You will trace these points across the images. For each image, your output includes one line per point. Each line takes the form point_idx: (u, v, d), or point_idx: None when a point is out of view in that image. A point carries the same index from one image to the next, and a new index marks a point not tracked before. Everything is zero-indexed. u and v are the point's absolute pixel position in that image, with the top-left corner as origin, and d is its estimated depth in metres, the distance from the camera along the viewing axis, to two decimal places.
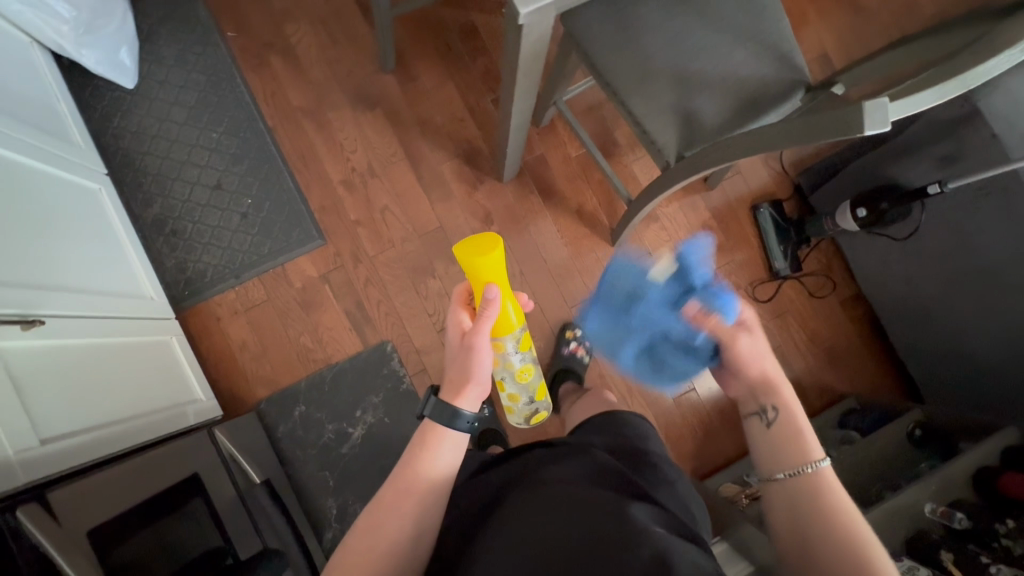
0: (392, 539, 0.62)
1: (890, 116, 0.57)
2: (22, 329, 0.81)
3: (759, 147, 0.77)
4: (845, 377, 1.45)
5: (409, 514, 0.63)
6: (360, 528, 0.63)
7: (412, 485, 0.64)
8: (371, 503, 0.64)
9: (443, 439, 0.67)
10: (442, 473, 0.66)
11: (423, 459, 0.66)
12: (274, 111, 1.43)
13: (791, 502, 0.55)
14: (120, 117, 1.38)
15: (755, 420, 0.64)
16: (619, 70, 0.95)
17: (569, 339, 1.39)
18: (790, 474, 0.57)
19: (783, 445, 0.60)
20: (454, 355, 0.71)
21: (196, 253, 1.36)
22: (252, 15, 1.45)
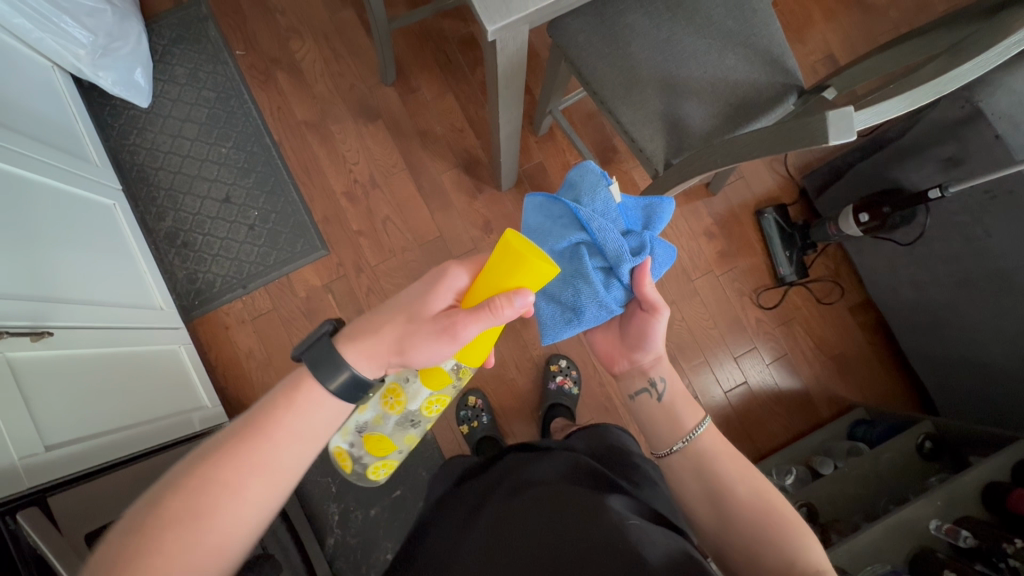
0: (218, 528, 0.52)
1: (856, 125, 0.56)
2: (31, 341, 0.85)
3: (737, 155, 0.76)
4: (854, 386, 1.41)
5: (252, 498, 0.54)
6: (170, 513, 0.51)
7: (262, 461, 0.55)
8: (195, 478, 0.53)
9: (308, 410, 0.58)
10: (301, 447, 0.57)
11: (279, 432, 0.56)
12: (280, 124, 1.47)
13: (695, 469, 0.64)
14: (136, 135, 1.45)
15: (644, 393, 0.74)
16: (606, 79, 0.94)
17: (555, 373, 1.39)
18: (682, 443, 0.66)
19: (671, 416, 0.69)
20: (399, 311, 0.62)
21: (206, 264, 1.41)
22: (259, 33, 1.50)
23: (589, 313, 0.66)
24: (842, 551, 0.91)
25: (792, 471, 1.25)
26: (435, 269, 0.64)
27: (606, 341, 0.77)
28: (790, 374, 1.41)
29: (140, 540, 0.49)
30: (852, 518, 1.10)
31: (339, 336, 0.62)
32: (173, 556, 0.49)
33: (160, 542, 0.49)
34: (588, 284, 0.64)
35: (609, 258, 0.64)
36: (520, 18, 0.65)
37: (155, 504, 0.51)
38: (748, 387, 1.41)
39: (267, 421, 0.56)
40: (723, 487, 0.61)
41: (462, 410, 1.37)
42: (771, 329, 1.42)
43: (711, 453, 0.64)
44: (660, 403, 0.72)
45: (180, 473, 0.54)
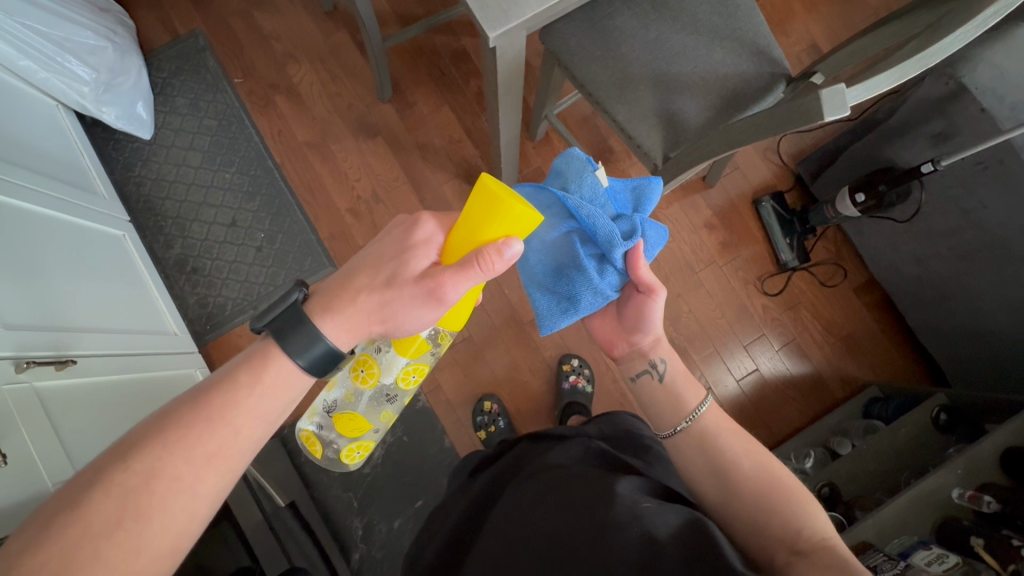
0: (167, 527, 0.49)
1: (849, 100, 0.58)
2: (56, 369, 0.87)
3: (734, 141, 0.78)
4: (865, 365, 1.43)
5: (205, 492, 0.51)
6: (107, 513, 0.47)
7: (216, 453, 0.52)
8: (139, 474, 0.49)
9: (268, 396, 0.56)
10: (255, 429, 0.55)
11: (235, 422, 0.54)
12: (281, 147, 1.50)
13: (701, 446, 0.65)
14: (141, 166, 1.47)
15: (645, 375, 0.74)
16: (601, 80, 0.97)
17: (568, 373, 1.40)
18: (687, 422, 0.67)
19: (673, 397, 0.70)
20: (373, 271, 0.62)
21: (216, 288, 1.43)
22: (256, 60, 1.54)
23: (585, 300, 0.69)
24: (866, 526, 0.92)
25: (810, 454, 1.28)
26: (404, 221, 0.63)
27: (604, 326, 0.78)
28: (800, 358, 1.43)
29: (75, 546, 0.45)
30: (873, 493, 1.12)
31: (312, 306, 0.61)
32: (116, 555, 0.46)
33: (104, 545, 0.46)
34: (582, 272, 0.67)
35: (603, 242, 0.64)
36: (519, 24, 0.67)
37: (88, 506, 0.47)
38: (760, 375, 1.42)
39: (221, 411, 0.53)
40: (727, 461, 0.63)
41: (478, 416, 1.38)
42: (777, 315, 1.44)
43: (713, 430, 0.65)
44: (661, 383, 0.72)
45: (115, 469, 0.49)
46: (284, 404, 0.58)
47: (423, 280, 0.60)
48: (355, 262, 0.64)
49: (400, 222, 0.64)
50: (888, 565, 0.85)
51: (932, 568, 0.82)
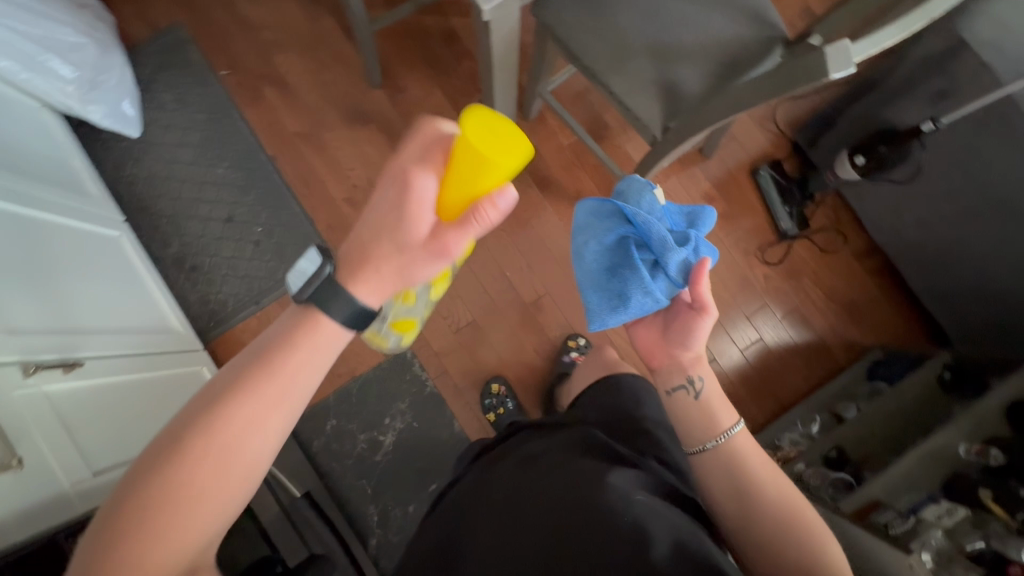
0: (243, 469, 0.50)
1: (854, 57, 0.57)
2: (64, 372, 0.87)
3: (735, 107, 0.77)
4: (868, 329, 1.44)
5: (257, 462, 0.50)
6: (195, 450, 0.48)
7: (282, 395, 0.51)
8: (192, 448, 0.48)
9: (309, 358, 0.53)
10: (317, 367, 0.54)
11: (295, 367, 0.52)
12: (273, 139, 1.48)
13: (727, 466, 0.67)
14: (131, 165, 1.45)
15: (681, 391, 0.76)
16: (596, 52, 0.96)
17: (570, 349, 1.40)
18: (716, 443, 0.69)
19: (708, 416, 0.72)
20: (382, 236, 0.55)
21: (217, 285, 1.42)
22: (241, 51, 1.51)
23: (635, 299, 0.76)
24: (875, 485, 0.93)
25: (816, 419, 1.32)
26: (395, 178, 0.55)
27: (647, 337, 0.82)
28: (803, 326, 1.44)
29: (172, 479, 0.47)
30: (877, 452, 1.13)
31: (337, 269, 0.55)
32: (208, 486, 0.48)
33: (167, 518, 0.46)
34: (634, 273, 0.76)
35: (659, 246, 0.75)
36: None
37: (150, 480, 0.46)
38: (765, 344, 1.43)
39: (263, 376, 0.51)
40: (751, 486, 0.65)
41: (486, 399, 1.39)
42: (778, 283, 1.45)
43: (743, 453, 0.67)
44: (697, 401, 0.74)
45: (171, 444, 0.48)
46: (323, 365, 0.54)
47: (437, 239, 0.54)
48: (358, 226, 0.56)
49: (394, 177, 0.55)
50: (899, 522, 0.86)
51: (943, 521, 0.84)
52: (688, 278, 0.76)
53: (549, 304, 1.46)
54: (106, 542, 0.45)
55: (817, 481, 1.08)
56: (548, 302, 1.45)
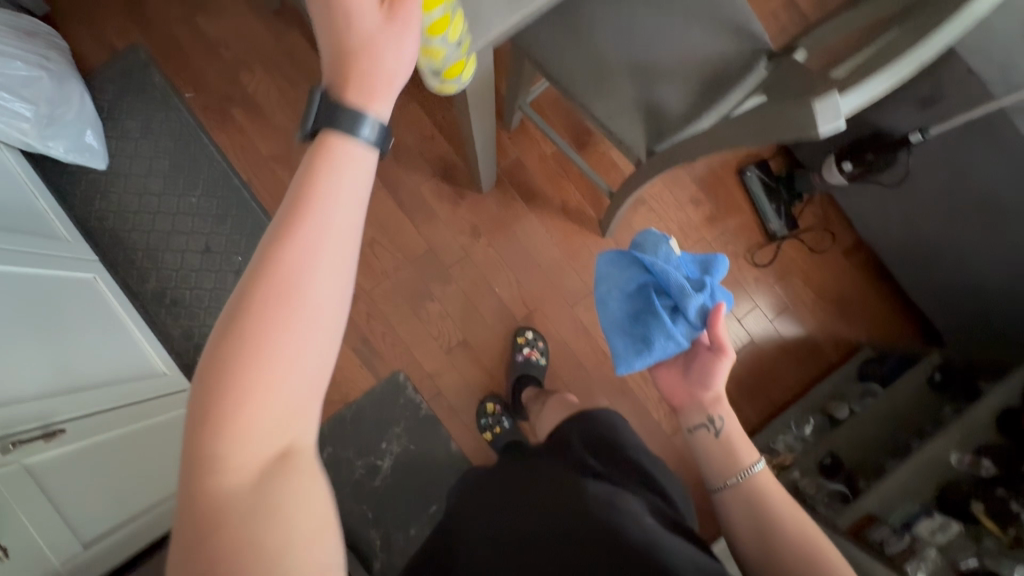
0: (303, 321, 0.40)
1: (843, 113, 0.54)
2: (46, 442, 0.84)
3: (716, 141, 0.74)
4: (858, 327, 1.44)
5: (315, 326, 0.41)
6: (246, 308, 0.40)
7: (321, 231, 0.41)
8: (239, 327, 0.40)
9: (340, 189, 0.42)
10: (358, 186, 0.43)
11: (328, 191, 0.42)
12: (247, 164, 1.44)
13: (748, 500, 0.76)
14: (100, 199, 1.40)
15: (702, 429, 0.85)
16: (576, 74, 0.92)
17: (522, 345, 1.40)
18: (740, 478, 0.79)
19: (730, 452, 0.82)
20: (354, 41, 0.44)
21: (200, 318, 1.39)
22: (206, 71, 1.45)
23: (658, 343, 0.88)
24: (870, 499, 0.93)
25: (809, 420, 1.34)
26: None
27: (669, 378, 0.91)
28: (794, 325, 1.44)
29: (232, 346, 0.39)
30: (871, 458, 1.15)
31: (323, 86, 0.45)
32: (269, 346, 0.39)
33: (238, 407, 0.39)
34: (658, 320, 0.88)
35: (676, 293, 0.87)
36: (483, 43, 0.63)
37: (209, 372, 0.39)
38: (756, 345, 1.43)
39: (292, 222, 0.41)
40: (769, 513, 0.73)
41: (482, 419, 1.39)
42: (769, 284, 1.45)
43: (762, 487, 0.77)
44: (717, 438, 0.83)
45: (217, 330, 0.40)
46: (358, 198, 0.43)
47: (396, 9, 0.45)
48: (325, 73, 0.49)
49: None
50: (894, 541, 0.90)
51: (936, 538, 0.88)
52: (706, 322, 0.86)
53: (539, 317, 1.44)
54: (191, 445, 0.39)
55: (813, 490, 1.12)
56: (539, 316, 1.44)
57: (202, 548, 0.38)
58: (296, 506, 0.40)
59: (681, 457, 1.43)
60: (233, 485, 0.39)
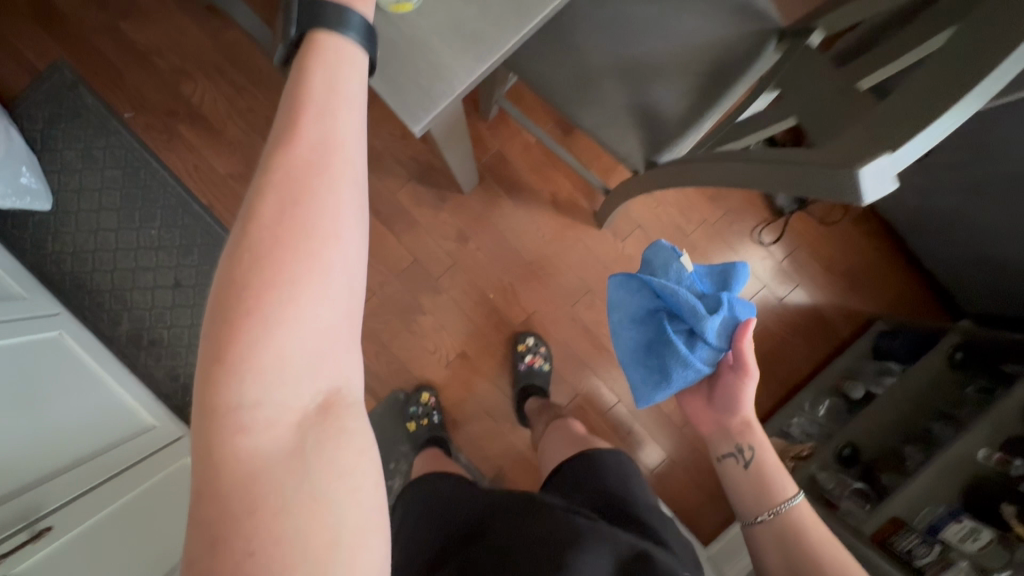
0: (326, 227, 0.41)
1: (896, 175, 0.45)
2: (35, 543, 0.82)
3: (735, 178, 0.66)
4: (870, 298, 1.38)
5: (333, 232, 0.41)
6: (260, 221, 0.40)
7: (326, 139, 0.42)
8: (256, 243, 0.39)
9: (340, 97, 0.44)
10: (351, 94, 0.45)
11: (325, 103, 0.43)
12: (204, 186, 1.32)
13: (779, 538, 0.70)
14: (52, 241, 1.28)
15: (730, 459, 0.82)
16: (557, 82, 0.80)
17: (523, 353, 1.33)
18: (771, 514, 0.72)
19: (759, 486, 0.76)
20: None
21: (182, 356, 1.30)
22: (143, 85, 1.31)
23: (676, 374, 0.82)
24: (896, 504, 0.92)
25: (824, 402, 1.31)
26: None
27: (696, 405, 0.89)
28: (805, 302, 1.38)
29: (252, 266, 0.39)
30: (892, 442, 1.12)
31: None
32: (295, 256, 0.39)
33: (266, 326, 0.38)
34: (673, 350, 0.81)
35: (689, 317, 0.78)
36: (440, 106, 0.56)
37: (229, 294, 0.39)
38: (765, 325, 1.38)
39: (293, 142, 0.41)
40: (804, 551, 0.67)
41: (413, 406, 1.32)
42: (777, 262, 1.38)
43: (797, 523, 0.70)
44: (747, 470, 0.79)
45: (231, 250, 0.40)
46: (355, 110, 0.45)
47: None
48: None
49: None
50: (923, 551, 0.87)
51: (967, 545, 0.85)
52: (727, 341, 0.79)
53: (539, 320, 1.37)
54: (212, 371, 0.38)
55: (833, 485, 1.11)
56: (538, 319, 1.37)
57: (244, 472, 0.38)
58: (338, 413, 0.42)
59: (694, 446, 1.40)
60: (268, 405, 0.39)
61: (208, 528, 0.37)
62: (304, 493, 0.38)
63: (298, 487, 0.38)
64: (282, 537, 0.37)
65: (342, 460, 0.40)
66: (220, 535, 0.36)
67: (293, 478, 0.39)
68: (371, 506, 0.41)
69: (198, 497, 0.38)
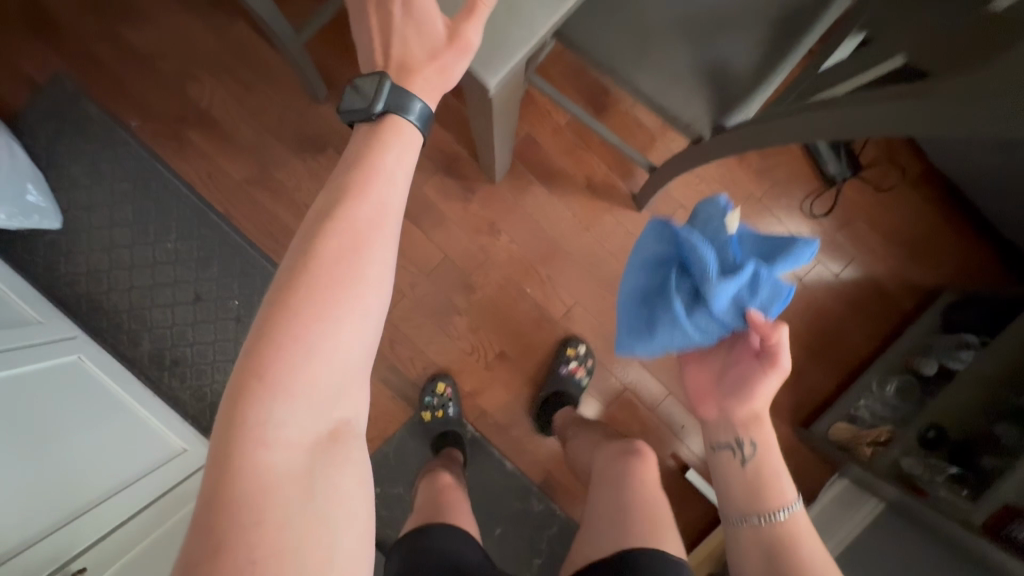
0: (367, 280, 0.48)
1: None
2: None
3: (846, 129, 0.56)
4: (932, 268, 1.29)
5: (372, 284, 0.48)
6: (313, 265, 0.46)
7: (380, 205, 0.50)
8: (304, 285, 0.46)
9: (393, 171, 0.52)
10: (401, 170, 0.53)
11: (382, 174, 0.51)
12: (220, 193, 1.24)
13: (762, 544, 0.61)
14: (64, 262, 1.22)
15: (726, 452, 0.66)
16: (612, 45, 0.73)
17: (568, 358, 1.25)
18: (763, 519, 0.61)
19: (756, 486, 0.64)
20: None
21: (207, 374, 1.23)
22: (149, 91, 1.24)
23: (663, 333, 0.66)
24: (1006, 487, 0.86)
25: (893, 380, 1.21)
26: (420, 25, 0.55)
27: (696, 376, 0.69)
28: (863, 276, 1.29)
29: (299, 302, 0.45)
30: (980, 419, 1.04)
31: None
32: (336, 302, 0.46)
33: (305, 358, 0.44)
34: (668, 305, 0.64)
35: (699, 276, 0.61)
36: (514, 61, 0.60)
37: (273, 324, 0.44)
38: (823, 303, 1.29)
39: (353, 203, 0.49)
40: (797, 571, 0.58)
41: (428, 396, 1.24)
42: (830, 236, 1.29)
43: (791, 534, 0.60)
44: (744, 469, 0.65)
45: (281, 285, 0.46)
46: (402, 183, 0.53)
47: None
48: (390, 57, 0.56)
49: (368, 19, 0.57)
50: None
51: None
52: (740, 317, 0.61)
53: (581, 313, 1.29)
54: (250, 390, 0.43)
55: (921, 472, 1.02)
56: (580, 312, 1.29)
57: (257, 488, 0.42)
58: (345, 442, 0.48)
59: None
60: (291, 428, 0.44)
61: (213, 533, 0.40)
62: (307, 514, 0.43)
63: (303, 506, 0.43)
64: (282, 553, 0.41)
65: (344, 485, 0.46)
66: (223, 543, 0.40)
67: (299, 500, 0.43)
68: (362, 530, 0.47)
69: (207, 507, 0.41)
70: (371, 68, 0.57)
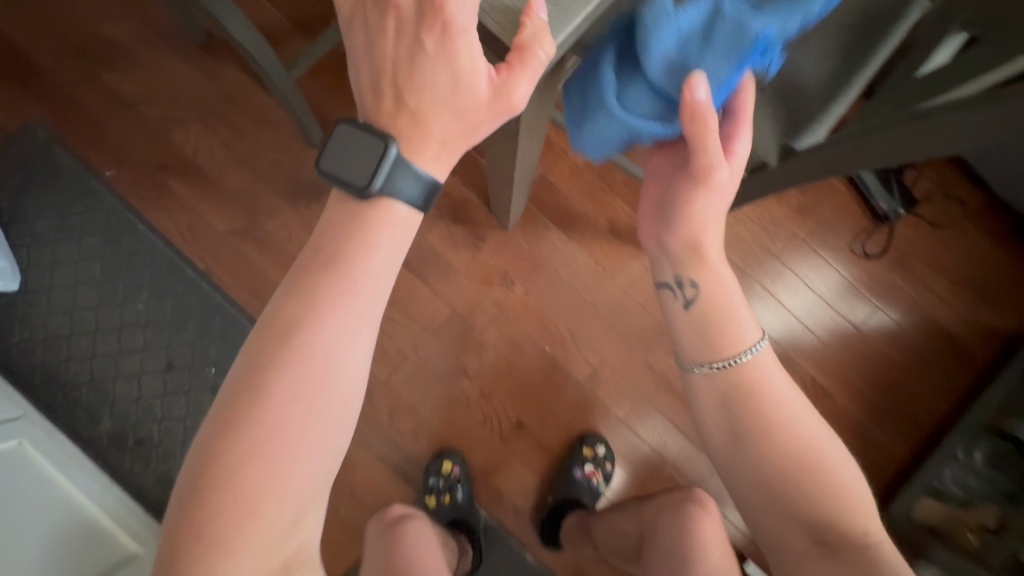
0: (326, 410, 0.43)
1: None
2: None
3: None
4: (1007, 313, 1.14)
5: (332, 413, 0.43)
6: (264, 397, 0.41)
7: (350, 319, 0.43)
8: (251, 430, 0.41)
9: (369, 273, 0.44)
10: (380, 269, 0.45)
11: (356, 282, 0.44)
12: (200, 248, 1.11)
13: (722, 399, 0.50)
14: (20, 327, 1.07)
15: (668, 293, 0.55)
16: None
17: (585, 459, 1.07)
18: (718, 367, 0.50)
19: (707, 325, 0.52)
20: None
21: (176, 456, 1.05)
22: (129, 139, 1.14)
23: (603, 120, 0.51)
24: None
25: (981, 446, 1.02)
26: (426, 23, 0.42)
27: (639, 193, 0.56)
28: (930, 324, 1.13)
29: (247, 442, 0.41)
30: None
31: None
32: (289, 439, 0.41)
33: (249, 509, 0.41)
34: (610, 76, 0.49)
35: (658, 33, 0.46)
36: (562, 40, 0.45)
37: (214, 472, 0.40)
38: (887, 356, 1.12)
39: (314, 322, 0.43)
40: (754, 423, 0.49)
41: (432, 477, 1.05)
42: (887, 279, 1.14)
43: (756, 385, 0.50)
44: (687, 313, 0.53)
45: (226, 424, 0.41)
46: (381, 286, 0.45)
47: None
48: (387, 68, 0.44)
49: (357, 16, 0.44)
50: None
51: None
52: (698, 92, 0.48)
53: (609, 373, 1.12)
54: (195, 531, 0.40)
55: None
56: (609, 372, 1.12)
57: None
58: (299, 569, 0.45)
59: None
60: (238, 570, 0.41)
61: None
62: None
63: None
64: None
65: None
66: None
67: None
68: None
69: None
70: (374, 93, 0.45)
